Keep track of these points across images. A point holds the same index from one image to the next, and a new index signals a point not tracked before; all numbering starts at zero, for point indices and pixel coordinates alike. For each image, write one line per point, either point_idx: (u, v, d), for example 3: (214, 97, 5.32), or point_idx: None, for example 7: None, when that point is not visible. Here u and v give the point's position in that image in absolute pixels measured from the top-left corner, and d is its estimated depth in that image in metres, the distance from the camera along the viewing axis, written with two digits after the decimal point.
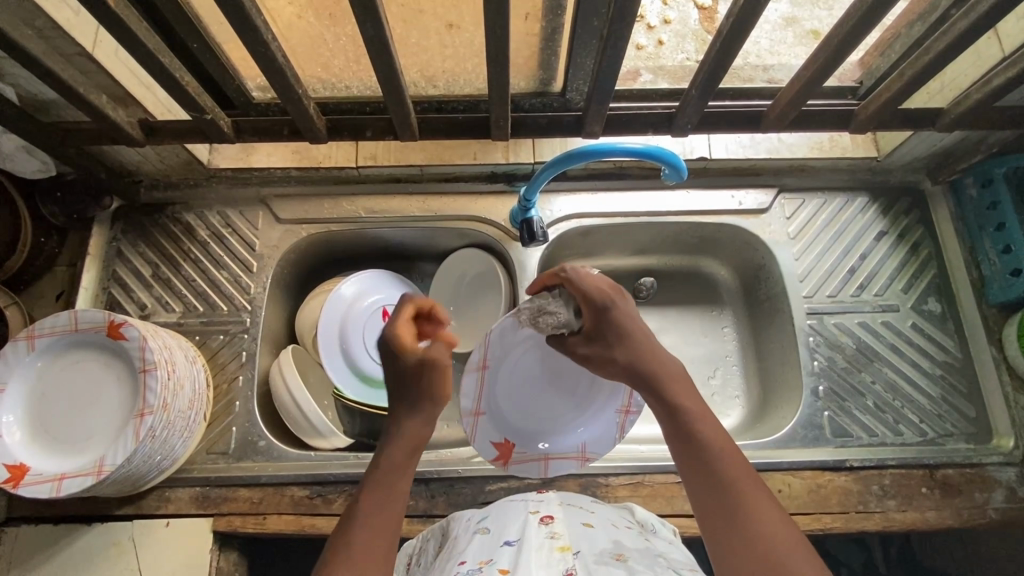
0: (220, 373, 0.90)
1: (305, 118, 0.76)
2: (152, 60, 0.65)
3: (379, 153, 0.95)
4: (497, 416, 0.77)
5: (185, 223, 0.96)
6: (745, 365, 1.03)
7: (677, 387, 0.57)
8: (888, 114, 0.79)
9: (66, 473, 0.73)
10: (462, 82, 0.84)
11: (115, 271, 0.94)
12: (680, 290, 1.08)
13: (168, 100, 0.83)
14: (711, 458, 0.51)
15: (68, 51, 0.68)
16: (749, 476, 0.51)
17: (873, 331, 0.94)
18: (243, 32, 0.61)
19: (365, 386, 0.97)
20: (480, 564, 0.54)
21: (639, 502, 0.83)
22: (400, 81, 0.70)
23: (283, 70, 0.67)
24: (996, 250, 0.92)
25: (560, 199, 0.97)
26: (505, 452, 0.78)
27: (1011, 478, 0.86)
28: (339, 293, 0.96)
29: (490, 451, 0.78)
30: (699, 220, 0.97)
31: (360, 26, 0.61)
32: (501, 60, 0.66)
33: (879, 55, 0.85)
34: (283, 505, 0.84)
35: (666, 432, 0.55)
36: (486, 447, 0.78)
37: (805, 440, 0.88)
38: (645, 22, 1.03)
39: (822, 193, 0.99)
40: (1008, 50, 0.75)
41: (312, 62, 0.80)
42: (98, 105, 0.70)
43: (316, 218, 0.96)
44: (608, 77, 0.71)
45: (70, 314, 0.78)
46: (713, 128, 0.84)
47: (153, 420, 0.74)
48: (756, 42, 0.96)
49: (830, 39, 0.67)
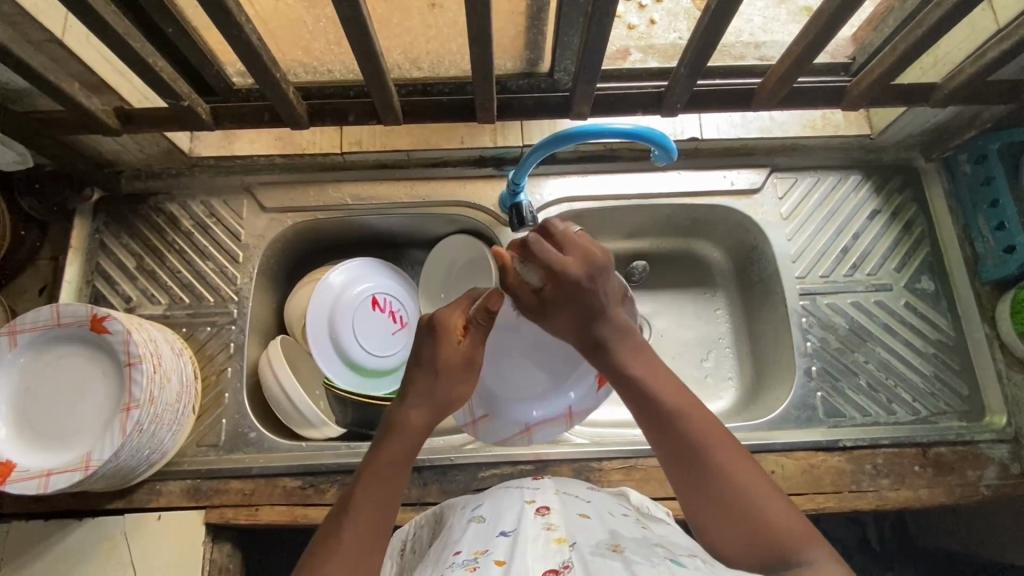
0: (208, 364, 0.89)
1: (286, 103, 0.74)
2: (123, 45, 0.63)
3: (365, 138, 0.93)
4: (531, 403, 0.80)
5: (169, 214, 0.94)
6: (739, 347, 1.03)
7: (637, 361, 0.62)
8: (882, 89, 0.78)
9: (52, 469, 0.72)
10: (447, 63, 0.82)
11: (99, 264, 0.92)
12: (673, 273, 1.07)
13: (145, 87, 0.82)
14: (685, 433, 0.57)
15: (37, 38, 0.66)
16: (727, 441, 0.57)
17: (867, 310, 0.93)
18: (215, 13, 0.59)
19: (357, 375, 0.96)
20: (476, 554, 0.53)
21: (633, 486, 0.83)
22: (381, 64, 0.68)
23: (259, 53, 0.65)
24: (990, 226, 0.91)
25: (550, 183, 0.96)
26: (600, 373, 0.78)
27: (1004, 455, 0.86)
28: (327, 282, 0.95)
29: (557, 426, 0.80)
30: (690, 202, 0.96)
31: (336, 6, 0.59)
32: (484, 40, 0.64)
33: (872, 30, 0.83)
34: (276, 495, 0.83)
35: (630, 402, 0.61)
36: (558, 428, 0.81)
37: (799, 421, 0.88)
38: (636, 2, 1.01)
39: (815, 172, 0.98)
40: (1004, 21, 0.73)
41: (293, 46, 0.78)
42: (70, 93, 0.68)
43: (302, 206, 0.94)
44: (596, 55, 0.69)
45: (53, 308, 0.77)
46: (703, 107, 0.82)
47: (140, 414, 0.73)
48: (749, 18, 0.94)
49: (822, 13, 0.66)
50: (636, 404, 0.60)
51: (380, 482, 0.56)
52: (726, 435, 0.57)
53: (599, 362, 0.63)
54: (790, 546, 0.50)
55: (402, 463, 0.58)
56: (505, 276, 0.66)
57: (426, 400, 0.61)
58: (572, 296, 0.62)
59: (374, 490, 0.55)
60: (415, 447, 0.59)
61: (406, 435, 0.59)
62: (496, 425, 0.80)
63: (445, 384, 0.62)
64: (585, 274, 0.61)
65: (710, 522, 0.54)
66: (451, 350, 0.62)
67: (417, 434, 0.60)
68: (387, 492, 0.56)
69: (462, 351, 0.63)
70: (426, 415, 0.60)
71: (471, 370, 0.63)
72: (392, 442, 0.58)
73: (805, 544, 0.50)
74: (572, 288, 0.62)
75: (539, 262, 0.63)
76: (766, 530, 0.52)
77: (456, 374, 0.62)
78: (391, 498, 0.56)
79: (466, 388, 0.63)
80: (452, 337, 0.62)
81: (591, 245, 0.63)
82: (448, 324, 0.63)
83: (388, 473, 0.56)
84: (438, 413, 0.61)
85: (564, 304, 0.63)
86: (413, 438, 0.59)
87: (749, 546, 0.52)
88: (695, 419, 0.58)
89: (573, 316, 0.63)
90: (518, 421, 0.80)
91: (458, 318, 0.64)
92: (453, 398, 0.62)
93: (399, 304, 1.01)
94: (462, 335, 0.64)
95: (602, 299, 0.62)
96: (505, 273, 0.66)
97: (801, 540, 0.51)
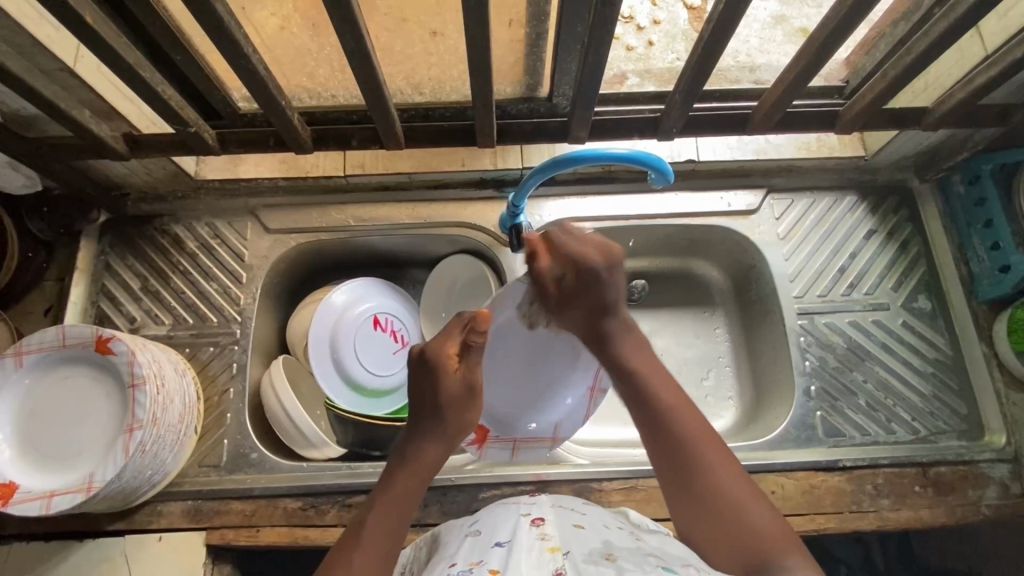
0: (211, 385, 0.90)
1: (290, 129, 0.75)
2: (133, 74, 0.64)
3: (368, 162, 0.95)
4: (573, 375, 0.80)
5: (173, 235, 0.96)
6: (738, 365, 1.03)
7: (636, 355, 0.66)
8: (874, 113, 0.79)
9: (55, 490, 0.72)
10: (448, 88, 0.83)
11: (104, 285, 0.93)
12: (673, 292, 1.08)
13: (153, 113, 0.84)
14: (676, 429, 0.60)
15: (49, 67, 0.68)
16: (712, 439, 0.60)
17: (864, 329, 0.94)
18: (223, 45, 0.61)
19: (359, 396, 0.97)
20: (471, 565, 0.54)
21: (633, 507, 0.83)
22: (383, 91, 0.70)
23: (265, 82, 0.66)
24: (985, 246, 0.91)
25: (549, 204, 0.97)
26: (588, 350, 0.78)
27: (1004, 475, 0.86)
28: (329, 303, 0.96)
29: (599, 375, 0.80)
30: (689, 222, 0.97)
31: (341, 37, 0.60)
32: (484, 68, 0.66)
33: (865, 55, 0.85)
34: (276, 517, 0.83)
35: (625, 394, 0.65)
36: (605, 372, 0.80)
37: (798, 441, 0.89)
38: (634, 23, 1.04)
39: (810, 193, 0.99)
40: (992, 47, 0.75)
41: (298, 72, 0.80)
42: (80, 121, 0.70)
43: (304, 227, 0.95)
44: (593, 82, 0.71)
45: (58, 330, 0.77)
46: (700, 131, 0.84)
47: (143, 435, 0.73)
48: (745, 41, 0.97)
49: (814, 40, 0.68)
50: (632, 397, 0.64)
51: (395, 505, 0.58)
52: (717, 442, 0.61)
53: (601, 354, 0.67)
54: (772, 550, 0.53)
55: (413, 492, 0.60)
56: (533, 262, 0.68)
57: (433, 430, 0.63)
58: (588, 288, 0.66)
59: (391, 513, 0.57)
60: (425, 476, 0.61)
61: (417, 464, 0.61)
62: (571, 420, 0.84)
63: (450, 415, 0.63)
64: (603, 264, 0.66)
65: (693, 519, 0.58)
66: (450, 384, 0.63)
67: (430, 463, 0.61)
68: (403, 514, 0.58)
69: (462, 382, 0.63)
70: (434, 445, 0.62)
71: (474, 398, 0.64)
72: (404, 472, 0.60)
73: (785, 549, 0.53)
74: (592, 278, 0.66)
75: (565, 253, 0.67)
76: (748, 534, 0.54)
77: (462, 405, 0.63)
78: (405, 519, 0.58)
79: (471, 416, 0.64)
80: (449, 370, 0.63)
81: (608, 242, 0.68)
82: (441, 356, 0.63)
83: (404, 498, 0.59)
84: (449, 443, 0.63)
85: (583, 296, 0.67)
86: (425, 467, 0.61)
87: (730, 545, 0.55)
88: (686, 419, 0.61)
89: (585, 307, 0.67)
90: (584, 394, 0.82)
91: (454, 347, 0.65)
92: (461, 425, 0.64)
93: (399, 325, 1.02)
94: (456, 365, 0.64)
95: (613, 293, 0.66)
96: (530, 262, 0.68)
97: (780, 542, 0.53)
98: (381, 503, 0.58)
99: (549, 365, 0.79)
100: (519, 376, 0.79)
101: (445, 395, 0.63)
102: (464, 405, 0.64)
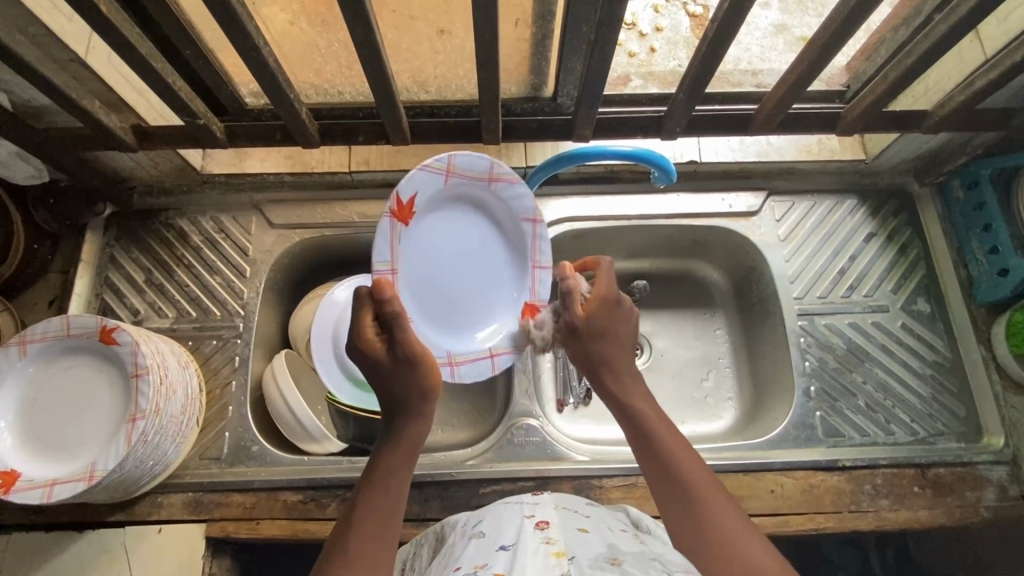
0: (213, 378, 0.90)
1: (298, 122, 0.76)
2: (145, 65, 0.65)
3: (372, 157, 0.97)
4: (451, 205, 0.72)
5: (179, 229, 0.96)
6: (738, 366, 1.04)
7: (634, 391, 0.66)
8: (874, 116, 0.80)
9: (57, 479, 0.73)
10: (454, 87, 0.85)
11: (109, 277, 0.94)
12: (675, 293, 1.08)
13: (162, 105, 0.84)
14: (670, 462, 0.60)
15: (61, 58, 0.69)
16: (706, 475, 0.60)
17: (863, 331, 0.95)
18: (235, 36, 0.61)
19: (363, 393, 0.97)
20: (476, 568, 0.54)
21: (633, 504, 0.84)
22: (391, 87, 0.71)
23: (275, 75, 0.67)
24: (984, 250, 0.93)
25: (553, 203, 0.98)
26: (401, 214, 0.67)
27: (1002, 477, 0.87)
28: (332, 298, 0.95)
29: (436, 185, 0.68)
30: (691, 222, 0.98)
31: (351, 31, 0.61)
32: (491, 65, 0.67)
33: (865, 60, 0.86)
34: (277, 510, 0.84)
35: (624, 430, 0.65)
36: (431, 181, 0.67)
37: (797, 440, 0.89)
38: (637, 29, 1.05)
39: (812, 196, 1.00)
40: (991, 52, 0.76)
41: (306, 69, 0.81)
42: (91, 111, 0.71)
43: (309, 222, 0.96)
44: (597, 80, 0.71)
45: (62, 319, 0.78)
46: (702, 131, 0.85)
47: (146, 425, 0.74)
48: (747, 48, 0.98)
49: (816, 42, 0.68)
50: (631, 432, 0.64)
51: (381, 490, 0.58)
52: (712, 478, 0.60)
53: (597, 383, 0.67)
54: None
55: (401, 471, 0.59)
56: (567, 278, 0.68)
57: (396, 409, 0.61)
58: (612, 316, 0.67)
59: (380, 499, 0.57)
60: (412, 450, 0.60)
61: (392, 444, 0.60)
62: (509, 204, 0.73)
63: (405, 383, 0.60)
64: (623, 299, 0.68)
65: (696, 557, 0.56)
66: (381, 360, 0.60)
67: (414, 438, 0.60)
68: (391, 495, 0.57)
69: (392, 352, 0.60)
70: (410, 423, 0.60)
71: (414, 361, 0.60)
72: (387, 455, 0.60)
73: None
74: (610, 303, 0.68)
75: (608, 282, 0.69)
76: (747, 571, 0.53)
77: (406, 373, 0.60)
78: (395, 499, 0.58)
79: (423, 376, 0.60)
80: (374, 350, 0.60)
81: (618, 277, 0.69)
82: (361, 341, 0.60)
83: (388, 480, 0.58)
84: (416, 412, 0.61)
85: (602, 316, 0.67)
86: (409, 444, 0.60)
87: None
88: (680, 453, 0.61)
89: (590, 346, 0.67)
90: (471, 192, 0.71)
91: (371, 326, 0.61)
92: (419, 389, 0.60)
93: None
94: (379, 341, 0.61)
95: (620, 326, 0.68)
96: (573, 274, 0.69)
97: None
98: (366, 493, 0.58)
99: (442, 243, 0.71)
100: (460, 274, 0.74)
101: (389, 369, 0.60)
102: (412, 369, 0.60)
